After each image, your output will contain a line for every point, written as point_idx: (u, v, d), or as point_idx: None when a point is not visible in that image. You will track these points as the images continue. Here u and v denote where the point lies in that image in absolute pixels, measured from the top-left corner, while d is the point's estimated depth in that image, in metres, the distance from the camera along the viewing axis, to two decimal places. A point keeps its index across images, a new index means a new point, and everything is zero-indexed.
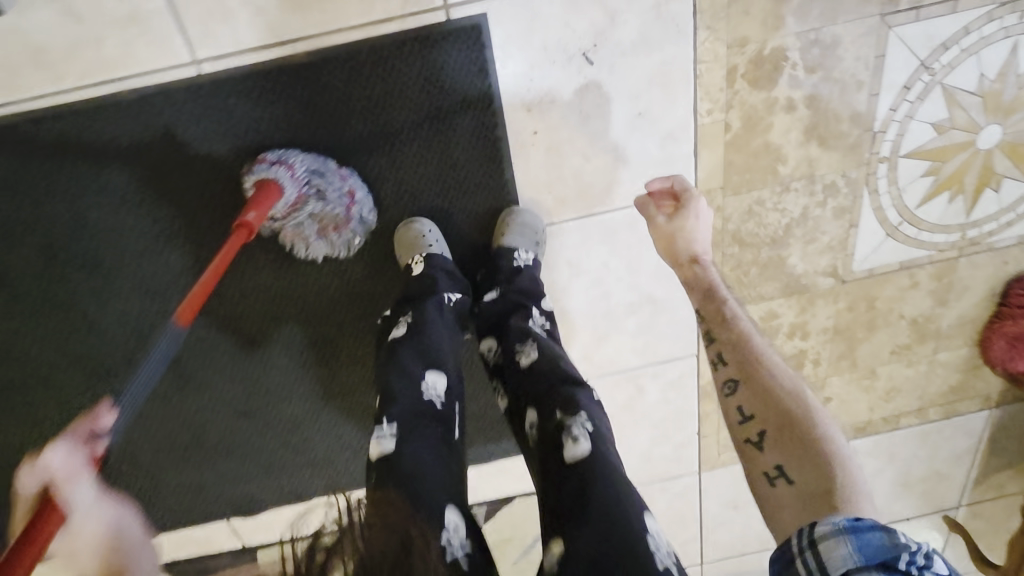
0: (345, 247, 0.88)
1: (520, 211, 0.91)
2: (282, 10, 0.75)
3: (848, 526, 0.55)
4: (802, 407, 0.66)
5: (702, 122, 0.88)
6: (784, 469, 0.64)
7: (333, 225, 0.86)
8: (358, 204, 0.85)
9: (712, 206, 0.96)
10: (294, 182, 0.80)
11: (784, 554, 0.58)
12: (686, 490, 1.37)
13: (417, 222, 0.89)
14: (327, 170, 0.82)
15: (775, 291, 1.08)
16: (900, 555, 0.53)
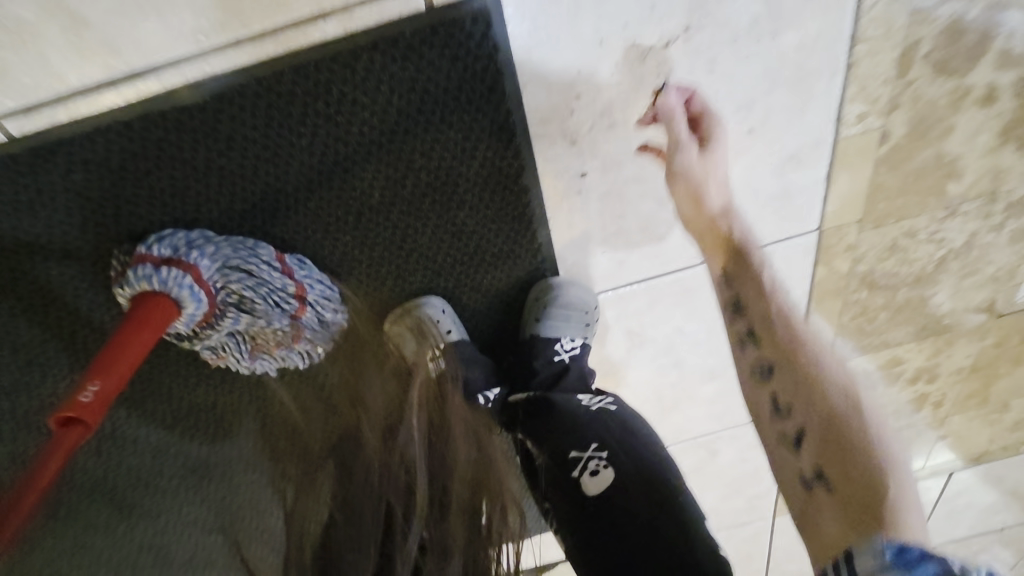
0: (301, 363, 0.57)
1: (563, 283, 0.61)
2: (126, 14, 0.41)
3: (896, 559, 0.35)
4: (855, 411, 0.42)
5: (846, 133, 0.56)
6: (823, 470, 0.41)
7: (274, 340, 0.54)
8: (313, 305, 0.54)
9: (839, 245, 0.65)
10: (199, 296, 0.48)
11: None
12: (756, 536, 1.14)
13: (425, 303, 0.59)
14: (259, 267, 0.50)
15: (905, 335, 0.79)
16: None
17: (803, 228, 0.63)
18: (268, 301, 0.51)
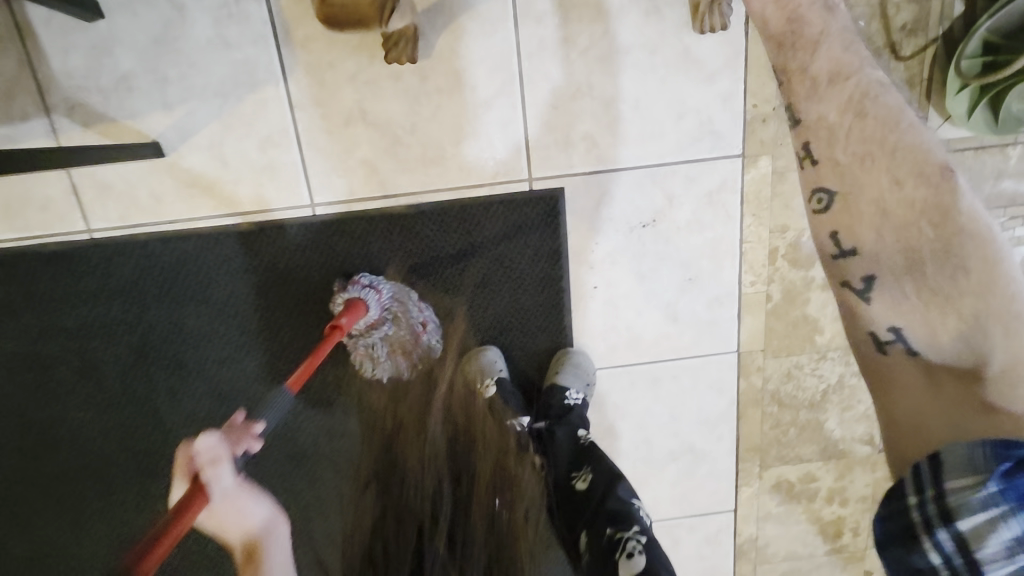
0: (411, 371, 0.90)
1: (574, 353, 0.97)
2: (392, 172, 0.87)
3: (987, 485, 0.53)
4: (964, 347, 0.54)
5: (746, 291, 0.97)
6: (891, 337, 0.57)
7: (402, 348, 0.89)
8: (427, 333, 0.91)
9: (752, 366, 1.02)
10: (378, 305, 0.88)
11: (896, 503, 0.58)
12: None
13: (486, 351, 0.95)
14: (409, 300, 0.90)
15: (813, 453, 1.09)
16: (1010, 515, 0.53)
17: (728, 349, 1.01)
18: (411, 326, 0.90)
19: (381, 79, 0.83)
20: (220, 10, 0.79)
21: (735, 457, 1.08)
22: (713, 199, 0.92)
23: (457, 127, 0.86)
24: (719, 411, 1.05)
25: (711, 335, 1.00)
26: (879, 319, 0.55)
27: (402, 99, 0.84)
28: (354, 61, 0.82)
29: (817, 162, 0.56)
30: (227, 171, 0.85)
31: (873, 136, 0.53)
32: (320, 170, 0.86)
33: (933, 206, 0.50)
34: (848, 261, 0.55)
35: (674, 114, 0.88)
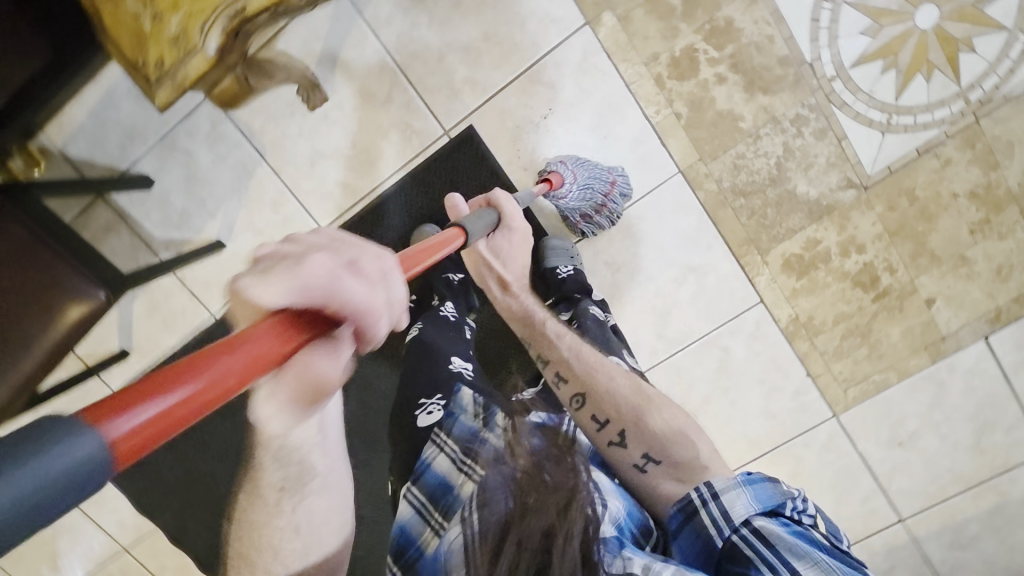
0: (607, 223, 1.17)
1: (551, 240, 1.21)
2: (357, 180, 1.19)
3: (745, 478, 0.72)
4: (636, 398, 0.89)
5: (656, 120, 1.14)
6: (647, 455, 0.84)
7: (592, 211, 1.16)
8: (616, 193, 1.14)
9: (700, 176, 1.17)
10: (571, 182, 1.12)
11: (688, 506, 0.73)
12: (831, 439, 1.36)
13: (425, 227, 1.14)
14: (594, 175, 1.13)
15: (803, 220, 1.20)
16: (785, 501, 0.70)
17: (669, 172, 1.17)
18: (603, 193, 1.13)
19: (319, 123, 1.16)
20: (211, 138, 1.18)
21: (732, 256, 1.23)
22: (585, 68, 1.11)
23: (380, 123, 1.16)
24: (694, 226, 1.20)
25: (649, 170, 1.17)
26: (633, 451, 0.85)
27: (337, 128, 1.17)
28: (299, 122, 1.17)
29: (562, 383, 0.94)
30: (264, 236, 1.23)
31: (567, 368, 0.94)
32: (314, 203, 1.21)
33: (625, 377, 0.92)
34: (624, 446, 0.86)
35: (518, 26, 1.10)
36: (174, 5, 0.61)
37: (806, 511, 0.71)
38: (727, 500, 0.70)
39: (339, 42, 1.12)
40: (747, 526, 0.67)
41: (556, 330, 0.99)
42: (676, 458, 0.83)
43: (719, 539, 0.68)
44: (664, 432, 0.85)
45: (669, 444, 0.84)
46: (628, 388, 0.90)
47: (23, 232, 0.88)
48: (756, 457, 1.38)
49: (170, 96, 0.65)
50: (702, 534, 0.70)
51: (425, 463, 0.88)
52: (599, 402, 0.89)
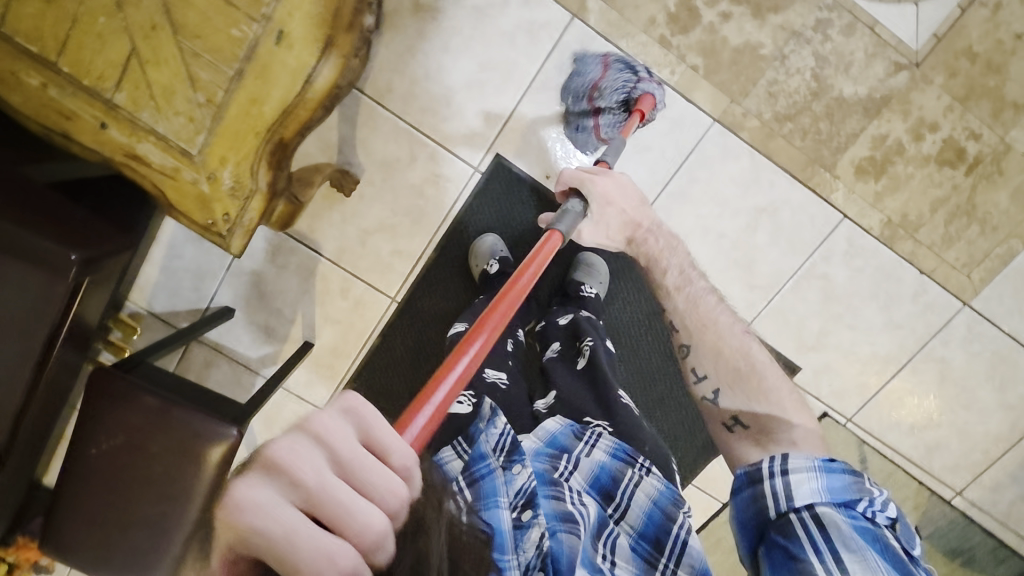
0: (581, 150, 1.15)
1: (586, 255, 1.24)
2: (410, 243, 1.22)
3: (823, 464, 0.74)
4: (749, 363, 0.90)
5: (674, 81, 1.10)
6: (739, 420, 0.88)
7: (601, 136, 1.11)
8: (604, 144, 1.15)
9: (739, 116, 1.12)
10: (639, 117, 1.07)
11: (754, 473, 0.77)
12: (970, 329, 1.27)
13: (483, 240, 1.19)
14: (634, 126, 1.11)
15: (860, 121, 1.12)
16: (861, 497, 0.72)
17: (705, 125, 1.13)
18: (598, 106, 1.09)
19: (358, 205, 1.20)
20: (269, 253, 1.24)
21: (799, 183, 1.17)
22: (587, 58, 1.10)
23: (412, 183, 1.18)
24: (750, 167, 1.15)
25: (684, 131, 1.14)
26: (728, 409, 0.89)
27: (375, 204, 1.20)
28: (339, 211, 1.21)
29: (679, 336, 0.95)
30: (345, 324, 1.28)
31: (689, 324, 0.94)
32: (380, 279, 1.24)
33: (745, 352, 0.91)
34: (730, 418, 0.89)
35: (508, 43, 1.09)
36: (223, 161, 0.65)
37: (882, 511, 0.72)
38: (794, 480, 0.74)
39: (349, 124, 1.14)
40: (808, 511, 0.71)
41: (676, 283, 0.97)
42: (766, 436, 0.84)
43: (776, 511, 0.74)
44: (764, 403, 0.86)
45: (765, 418, 0.85)
46: (745, 359, 0.90)
47: (153, 400, 0.92)
48: (895, 374, 1.32)
49: (243, 240, 0.69)
50: (759, 503, 0.75)
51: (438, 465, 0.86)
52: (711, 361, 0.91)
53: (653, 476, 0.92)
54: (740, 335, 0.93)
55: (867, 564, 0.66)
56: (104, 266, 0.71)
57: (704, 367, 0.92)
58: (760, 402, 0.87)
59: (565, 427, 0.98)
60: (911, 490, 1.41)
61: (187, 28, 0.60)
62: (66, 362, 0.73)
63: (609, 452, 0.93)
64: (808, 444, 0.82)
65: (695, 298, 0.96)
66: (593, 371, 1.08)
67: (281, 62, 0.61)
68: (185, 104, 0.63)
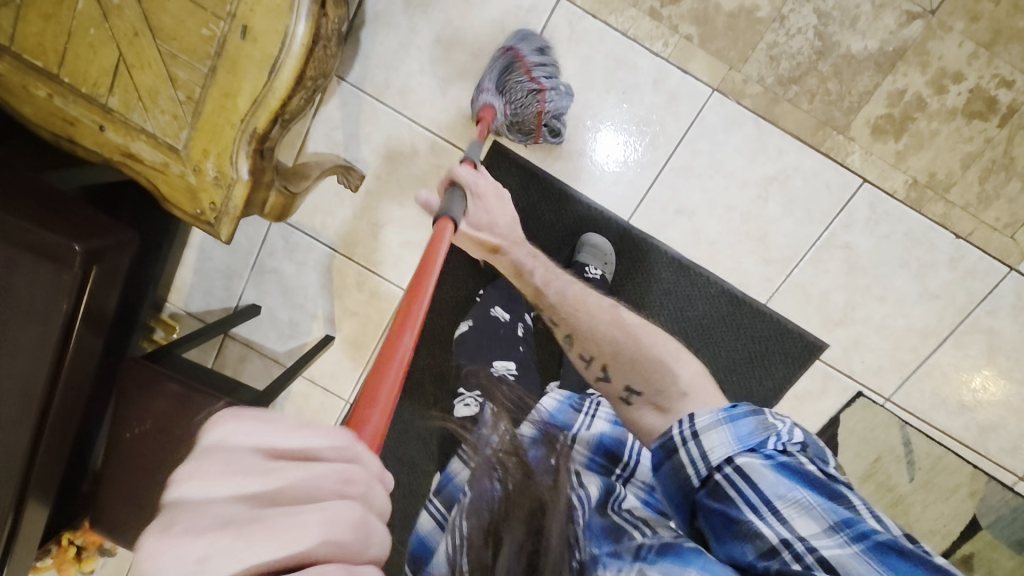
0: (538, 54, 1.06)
1: (589, 236, 1.21)
2: (418, 234, 1.25)
3: (728, 411, 0.73)
4: (627, 325, 0.99)
5: (668, 53, 1.08)
6: (632, 388, 0.93)
7: (526, 70, 1.06)
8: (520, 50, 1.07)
9: (740, 84, 1.09)
10: (491, 95, 1.08)
11: (670, 442, 0.75)
12: (1020, 295, 1.16)
13: None
14: (487, 80, 1.08)
15: (874, 77, 1.06)
16: (769, 436, 0.70)
17: (704, 95, 1.10)
18: (523, 75, 1.06)
19: (366, 200, 1.25)
20: (288, 250, 1.30)
21: (810, 147, 1.11)
22: (576, 37, 1.09)
23: (416, 175, 1.21)
24: (755, 136, 1.11)
25: (682, 104, 1.11)
26: (621, 382, 0.94)
27: (382, 197, 1.24)
28: (349, 206, 1.26)
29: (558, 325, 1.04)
30: (362, 316, 1.32)
31: (573, 304, 1.03)
32: (391, 270, 1.29)
33: (619, 321, 1.00)
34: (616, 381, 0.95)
35: (498, 30, 1.11)
36: (205, 153, 0.70)
37: (791, 445, 0.70)
38: (703, 432, 0.73)
39: (353, 122, 1.19)
40: (728, 466, 0.69)
41: (544, 280, 1.06)
42: (658, 391, 0.89)
43: (699, 477, 0.71)
44: (645, 363, 0.93)
45: (650, 378, 0.91)
46: (620, 323, 0.99)
47: (175, 385, 1.00)
48: (937, 349, 1.23)
49: (230, 228, 0.74)
50: (681, 473, 0.73)
51: (447, 476, 0.87)
52: (588, 341, 0.99)
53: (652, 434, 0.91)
54: (608, 310, 1.03)
55: (801, 502, 0.63)
56: (111, 258, 0.78)
57: (587, 348, 0.99)
58: (642, 363, 0.93)
59: (563, 403, 0.94)
60: (966, 475, 1.30)
61: (163, 32, 0.66)
62: (89, 347, 0.81)
63: (609, 420, 0.93)
64: (695, 385, 0.88)
65: (564, 292, 1.05)
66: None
67: (248, 55, 0.65)
68: (168, 103, 0.68)
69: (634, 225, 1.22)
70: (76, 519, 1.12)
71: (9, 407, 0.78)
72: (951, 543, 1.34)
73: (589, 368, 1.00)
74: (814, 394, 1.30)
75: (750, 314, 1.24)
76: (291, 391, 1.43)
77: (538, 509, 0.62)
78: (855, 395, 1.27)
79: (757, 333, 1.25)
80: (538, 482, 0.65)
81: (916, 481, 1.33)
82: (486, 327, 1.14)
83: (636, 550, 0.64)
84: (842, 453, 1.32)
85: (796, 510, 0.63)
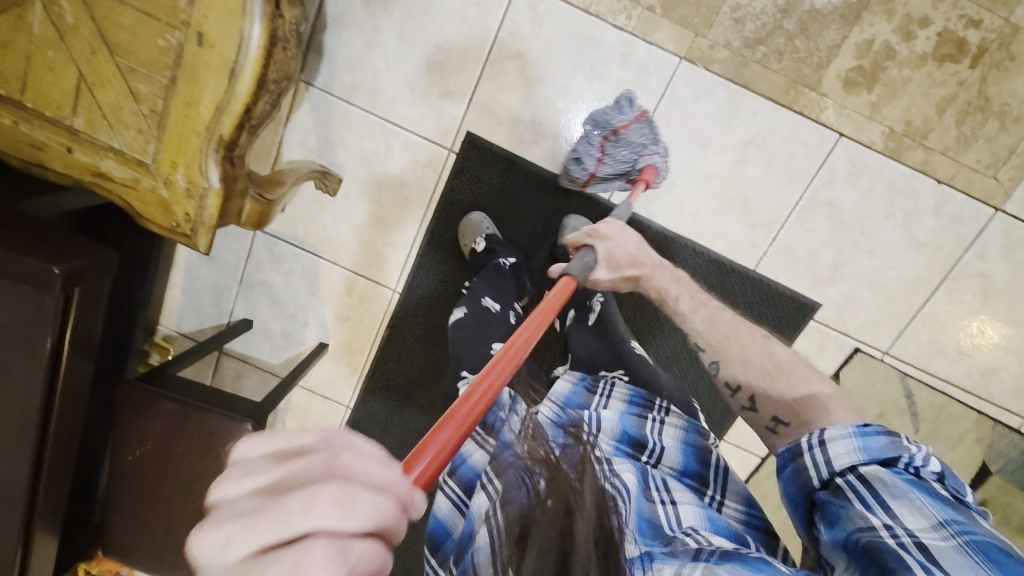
0: (605, 116, 1.08)
1: (572, 217, 1.20)
2: (402, 232, 1.26)
3: (858, 429, 0.71)
4: (785, 361, 0.92)
5: (632, 26, 1.08)
6: (778, 418, 0.86)
7: (613, 133, 1.08)
8: (591, 134, 1.10)
9: (707, 50, 1.09)
10: (628, 173, 1.11)
11: (794, 449, 0.75)
12: (1007, 236, 1.16)
13: (472, 216, 1.22)
14: (610, 170, 1.11)
15: (840, 31, 1.06)
16: (899, 455, 0.67)
17: (673, 64, 1.10)
18: (616, 136, 1.08)
19: (347, 203, 1.25)
20: (275, 261, 1.31)
21: (783, 107, 1.11)
22: (539, 19, 1.09)
23: (394, 173, 1.22)
24: (728, 101, 1.11)
25: (651, 76, 1.11)
26: (767, 413, 0.87)
27: (362, 199, 1.24)
28: (330, 211, 1.26)
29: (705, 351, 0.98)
30: (354, 320, 1.33)
31: (723, 330, 0.98)
32: (378, 271, 1.29)
33: (775, 358, 0.93)
34: (760, 413, 0.88)
35: (461, 20, 1.11)
36: (174, 165, 0.70)
37: (925, 470, 0.66)
38: (831, 443, 0.71)
39: (326, 126, 1.19)
40: (852, 474, 0.68)
41: (688, 306, 1.02)
42: (809, 425, 0.81)
43: (820, 481, 0.70)
44: (798, 394, 0.85)
45: (800, 406, 0.84)
46: (771, 359, 0.92)
47: (171, 404, 1.01)
48: (929, 297, 1.22)
49: (208, 237, 0.74)
50: (802, 475, 0.72)
51: (461, 458, 0.82)
52: (732, 369, 0.93)
53: (674, 417, 0.89)
54: (759, 341, 0.96)
55: (914, 503, 0.62)
56: (91, 278, 0.78)
57: (736, 377, 0.92)
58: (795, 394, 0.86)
59: (577, 386, 0.97)
60: (971, 421, 1.30)
61: (120, 47, 0.66)
62: (79, 371, 0.82)
63: (625, 399, 0.91)
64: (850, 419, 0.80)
65: (711, 318, 1.00)
66: (605, 324, 1.10)
67: (206, 63, 0.65)
68: (133, 118, 0.69)
69: (616, 203, 1.22)
70: (90, 547, 1.13)
71: (8, 438, 0.79)
72: None
73: (732, 398, 0.93)
74: (811, 355, 1.30)
75: (741, 281, 1.24)
76: (292, 401, 1.44)
77: (567, 514, 0.60)
78: (852, 351, 1.27)
79: (748, 299, 1.24)
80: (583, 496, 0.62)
81: (922, 433, 1.32)
82: (476, 314, 1.10)
83: (694, 551, 0.60)
84: None
85: (907, 508, 0.61)
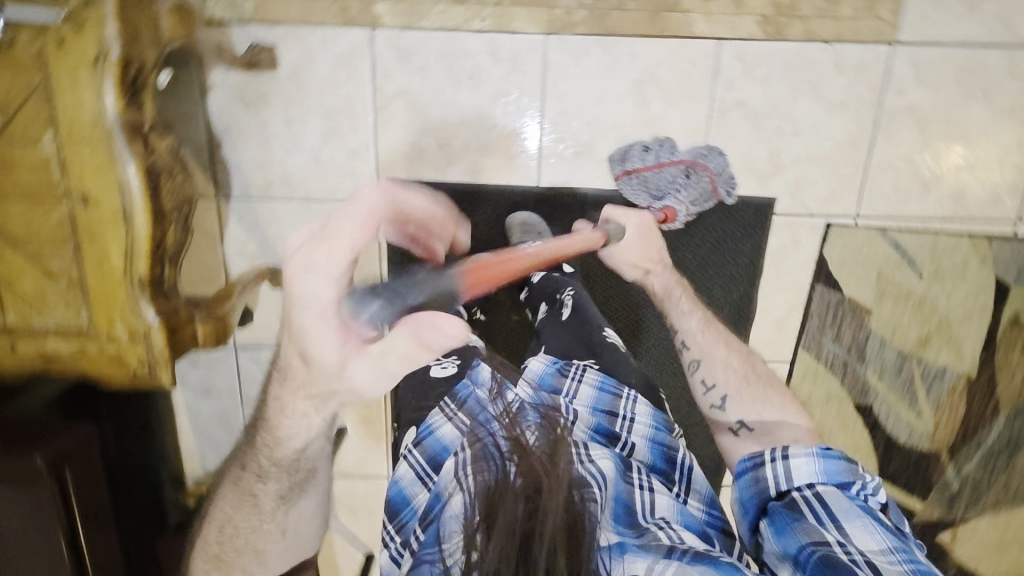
0: (710, 149, 1.19)
1: (517, 214, 1.24)
2: None
3: (823, 451, 0.86)
4: (759, 373, 1.20)
5: (489, 25, 1.11)
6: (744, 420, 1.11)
7: (696, 165, 1.19)
8: (688, 151, 1.20)
9: (565, 16, 1.11)
10: (659, 201, 1.21)
11: (756, 460, 0.89)
12: (915, 65, 1.17)
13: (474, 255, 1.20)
14: (648, 189, 1.21)
15: None
16: (855, 481, 0.83)
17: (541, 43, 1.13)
18: (691, 172, 1.19)
19: None
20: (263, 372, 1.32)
21: (656, 37, 1.13)
22: (404, 54, 1.13)
23: None
24: (604, 54, 1.14)
25: (526, 61, 1.14)
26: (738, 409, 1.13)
27: None
28: None
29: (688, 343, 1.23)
30: None
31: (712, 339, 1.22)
32: None
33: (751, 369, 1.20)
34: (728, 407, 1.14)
35: (335, 86, 1.14)
36: (110, 321, 0.79)
37: (870, 498, 0.83)
38: (798, 459, 0.86)
39: (257, 229, 1.23)
40: (810, 489, 0.83)
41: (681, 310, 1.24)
42: (770, 436, 1.06)
43: (776, 490, 0.86)
44: (766, 408, 1.11)
45: (767, 424, 1.09)
46: (743, 368, 1.19)
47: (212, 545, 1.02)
48: (872, 150, 1.23)
49: (167, 372, 0.82)
50: (762, 483, 0.87)
51: (428, 429, 0.93)
52: (713, 372, 1.18)
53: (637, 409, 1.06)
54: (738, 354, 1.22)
55: (865, 525, 0.76)
56: (79, 457, 0.98)
57: (714, 378, 1.17)
58: (761, 403, 1.12)
59: (550, 368, 1.10)
60: (966, 246, 1.30)
61: (27, 242, 0.75)
62: (89, 504, 1.02)
63: (595, 386, 1.07)
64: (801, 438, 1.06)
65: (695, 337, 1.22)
66: (578, 318, 1.15)
67: (100, 218, 0.75)
68: (62, 295, 0.77)
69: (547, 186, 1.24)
70: None
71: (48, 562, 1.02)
72: (991, 314, 1.32)
73: (704, 395, 1.18)
74: (790, 248, 1.30)
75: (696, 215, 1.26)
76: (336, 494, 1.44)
77: (538, 486, 0.70)
78: (825, 228, 1.27)
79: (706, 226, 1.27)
80: (556, 473, 0.71)
81: (926, 276, 1.32)
82: None
83: (665, 549, 0.73)
84: (846, 286, 1.32)
85: (857, 529, 0.76)
